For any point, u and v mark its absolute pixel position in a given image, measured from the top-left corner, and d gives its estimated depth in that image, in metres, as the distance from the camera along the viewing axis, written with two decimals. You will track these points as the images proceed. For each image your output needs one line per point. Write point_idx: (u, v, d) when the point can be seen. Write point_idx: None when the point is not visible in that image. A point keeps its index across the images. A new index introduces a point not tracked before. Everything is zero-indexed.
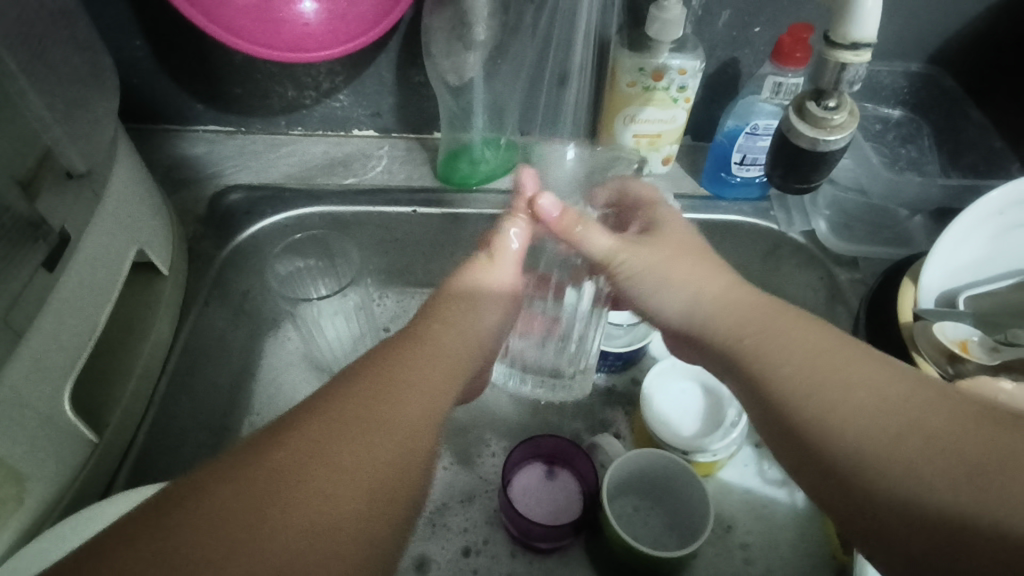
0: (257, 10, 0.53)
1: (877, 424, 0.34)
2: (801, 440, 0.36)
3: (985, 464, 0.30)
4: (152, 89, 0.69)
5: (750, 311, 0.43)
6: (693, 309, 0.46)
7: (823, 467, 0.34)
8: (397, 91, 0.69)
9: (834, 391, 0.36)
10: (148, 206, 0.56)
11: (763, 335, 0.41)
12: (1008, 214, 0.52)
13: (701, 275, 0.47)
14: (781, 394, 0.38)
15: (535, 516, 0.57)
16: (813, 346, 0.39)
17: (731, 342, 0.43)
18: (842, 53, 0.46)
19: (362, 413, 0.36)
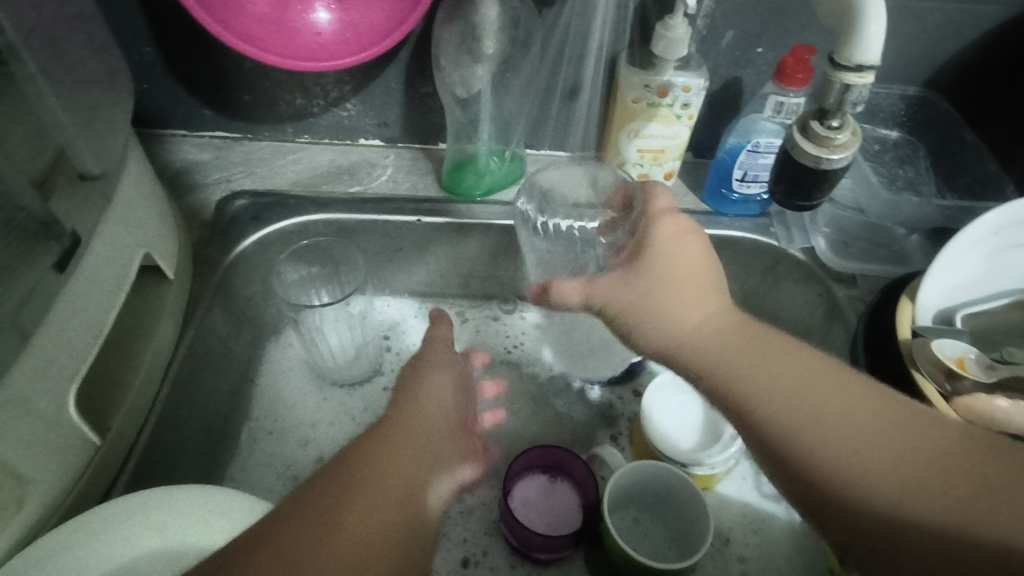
0: (272, 18, 0.54)
1: (870, 459, 0.34)
2: (805, 471, 0.36)
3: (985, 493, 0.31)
4: (160, 93, 0.69)
5: (735, 343, 0.43)
6: (678, 340, 0.46)
7: (835, 501, 0.34)
8: (404, 101, 0.70)
9: (812, 435, 0.36)
10: (155, 209, 0.56)
11: (746, 366, 0.41)
12: (1004, 235, 0.53)
13: (689, 302, 0.47)
14: (772, 427, 0.38)
15: (535, 527, 0.57)
16: (796, 375, 0.39)
17: (717, 374, 0.42)
18: (847, 75, 0.47)
19: (344, 493, 0.39)
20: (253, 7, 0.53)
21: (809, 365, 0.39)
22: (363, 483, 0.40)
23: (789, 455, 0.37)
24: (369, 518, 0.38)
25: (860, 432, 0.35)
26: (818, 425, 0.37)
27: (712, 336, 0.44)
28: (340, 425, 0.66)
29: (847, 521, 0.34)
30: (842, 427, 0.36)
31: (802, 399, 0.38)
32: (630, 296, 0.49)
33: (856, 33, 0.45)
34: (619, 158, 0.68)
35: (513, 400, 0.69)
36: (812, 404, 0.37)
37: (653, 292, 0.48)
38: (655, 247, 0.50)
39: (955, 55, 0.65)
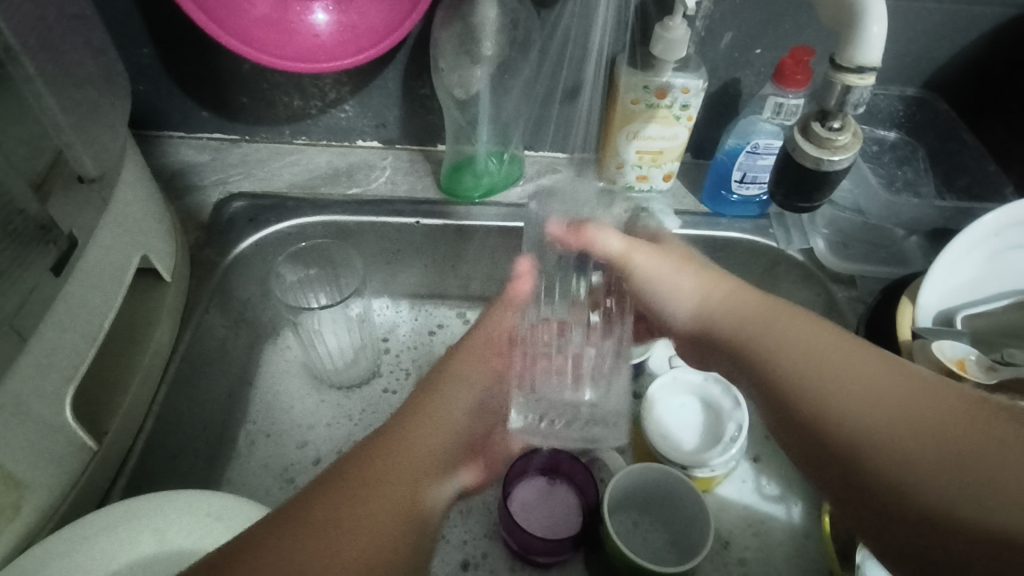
0: (271, 20, 0.54)
1: (890, 425, 0.35)
2: (824, 432, 0.38)
3: (987, 468, 0.31)
4: (157, 95, 0.69)
5: (760, 311, 0.46)
6: (697, 307, 0.51)
7: (846, 462, 0.36)
8: (402, 103, 0.70)
9: (836, 403, 0.38)
10: (152, 212, 0.55)
11: (772, 332, 0.45)
12: (1003, 236, 0.53)
13: (694, 280, 0.52)
14: (796, 392, 0.40)
15: (535, 530, 0.57)
16: (830, 347, 0.41)
17: (739, 335, 0.46)
18: (847, 76, 0.47)
19: (365, 481, 0.40)
20: (251, 8, 0.53)
21: (842, 345, 0.41)
22: (384, 472, 0.41)
23: (810, 419, 0.39)
24: (385, 506, 0.40)
25: (889, 400, 0.36)
26: (856, 392, 0.38)
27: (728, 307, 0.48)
28: (339, 428, 0.65)
29: (861, 486, 0.35)
30: (861, 393, 0.37)
31: (825, 371, 0.40)
32: (652, 270, 0.54)
33: (858, 34, 0.45)
34: (618, 159, 0.68)
35: None
36: (836, 375, 0.39)
37: (674, 274, 0.53)
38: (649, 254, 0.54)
39: (954, 56, 0.65)
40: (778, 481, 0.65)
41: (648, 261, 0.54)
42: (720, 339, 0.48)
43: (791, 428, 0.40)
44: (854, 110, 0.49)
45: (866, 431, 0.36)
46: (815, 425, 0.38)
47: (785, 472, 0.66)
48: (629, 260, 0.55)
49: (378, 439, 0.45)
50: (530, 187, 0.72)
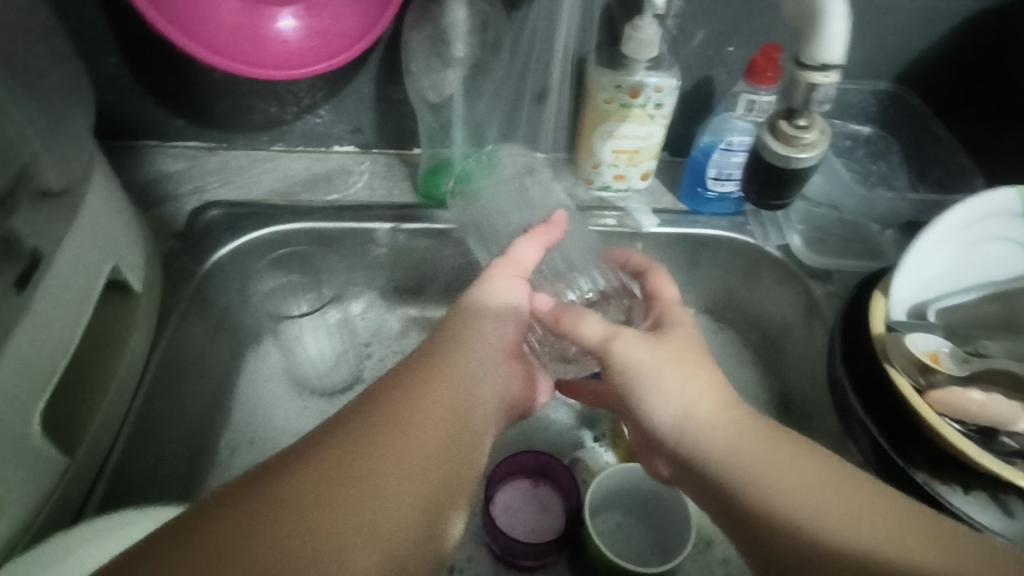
0: (238, 27, 0.53)
1: (818, 512, 0.38)
2: (770, 530, 0.39)
3: (921, 533, 0.37)
4: (128, 104, 0.68)
5: (745, 437, 0.42)
6: (681, 423, 0.44)
7: (787, 548, 0.38)
8: (377, 107, 0.70)
9: (768, 492, 0.40)
10: (123, 223, 0.55)
11: (753, 461, 0.41)
12: (975, 228, 0.54)
13: (682, 380, 0.44)
14: (741, 490, 0.41)
15: (519, 533, 0.57)
16: (761, 436, 0.42)
17: (721, 470, 0.42)
18: (811, 75, 0.47)
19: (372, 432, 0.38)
20: (216, 16, 0.52)
21: (811, 468, 0.41)
22: (397, 429, 0.39)
23: (753, 517, 0.40)
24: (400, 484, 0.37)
25: (814, 482, 0.40)
26: (765, 468, 0.41)
27: (704, 439, 0.43)
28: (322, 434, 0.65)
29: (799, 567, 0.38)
30: (860, 524, 0.38)
31: (756, 464, 0.41)
32: (636, 356, 0.45)
33: (818, 32, 0.45)
34: (594, 159, 0.69)
35: None
36: (801, 485, 0.40)
37: (661, 370, 0.45)
38: (642, 347, 0.46)
39: (925, 50, 0.66)
40: None
41: (636, 352, 0.45)
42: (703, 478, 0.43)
43: (733, 526, 0.41)
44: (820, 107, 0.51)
45: (804, 511, 0.39)
46: (754, 513, 0.40)
47: None
48: (612, 350, 0.46)
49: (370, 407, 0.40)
50: None
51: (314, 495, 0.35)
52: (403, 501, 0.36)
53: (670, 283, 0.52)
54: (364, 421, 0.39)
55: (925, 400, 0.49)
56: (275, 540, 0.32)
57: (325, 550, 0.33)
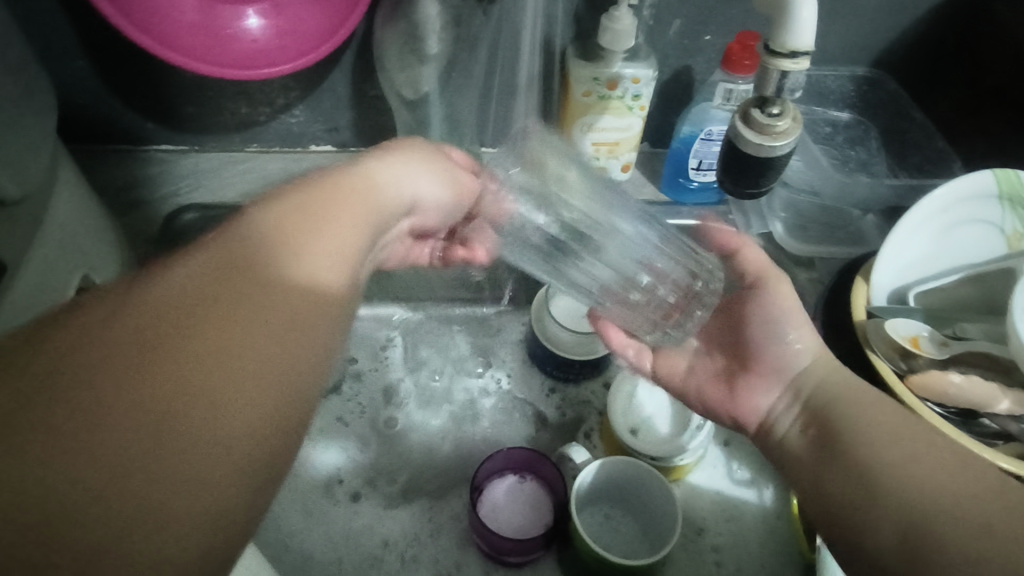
0: (203, 24, 0.52)
1: (918, 483, 0.37)
2: (863, 497, 0.38)
3: (993, 503, 0.35)
4: (97, 109, 0.67)
5: (846, 385, 0.45)
6: (810, 372, 0.46)
7: (867, 510, 0.38)
8: (352, 106, 0.69)
9: (883, 458, 0.39)
10: (91, 231, 0.54)
11: (847, 408, 0.43)
12: (953, 211, 0.54)
13: (811, 333, 0.48)
14: (853, 452, 0.40)
15: (505, 531, 0.57)
16: (893, 413, 0.42)
17: (820, 415, 0.44)
18: (782, 61, 0.47)
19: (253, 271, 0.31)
20: (179, 14, 0.52)
21: (890, 421, 0.41)
22: (289, 254, 0.33)
23: (851, 483, 0.39)
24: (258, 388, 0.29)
25: (926, 456, 0.38)
26: (899, 435, 0.40)
27: (820, 385, 0.45)
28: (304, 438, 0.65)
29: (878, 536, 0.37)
30: (939, 481, 0.37)
31: (879, 434, 0.40)
32: (768, 308, 0.50)
33: (790, 16, 0.45)
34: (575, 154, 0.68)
35: (479, 401, 0.69)
36: (896, 447, 0.39)
37: (785, 316, 0.49)
38: (746, 306, 0.51)
39: (900, 34, 0.66)
40: (748, 466, 0.65)
41: (784, 296, 0.50)
42: (813, 422, 0.44)
43: (821, 497, 0.41)
44: (791, 95, 0.51)
45: (909, 485, 0.37)
46: (858, 476, 0.39)
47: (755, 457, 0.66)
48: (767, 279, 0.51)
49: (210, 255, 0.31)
50: None
51: (174, 312, 0.28)
52: (272, 380, 0.29)
53: (756, 249, 0.54)
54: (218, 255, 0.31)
55: (906, 384, 0.49)
56: (83, 392, 0.25)
57: (203, 391, 0.27)
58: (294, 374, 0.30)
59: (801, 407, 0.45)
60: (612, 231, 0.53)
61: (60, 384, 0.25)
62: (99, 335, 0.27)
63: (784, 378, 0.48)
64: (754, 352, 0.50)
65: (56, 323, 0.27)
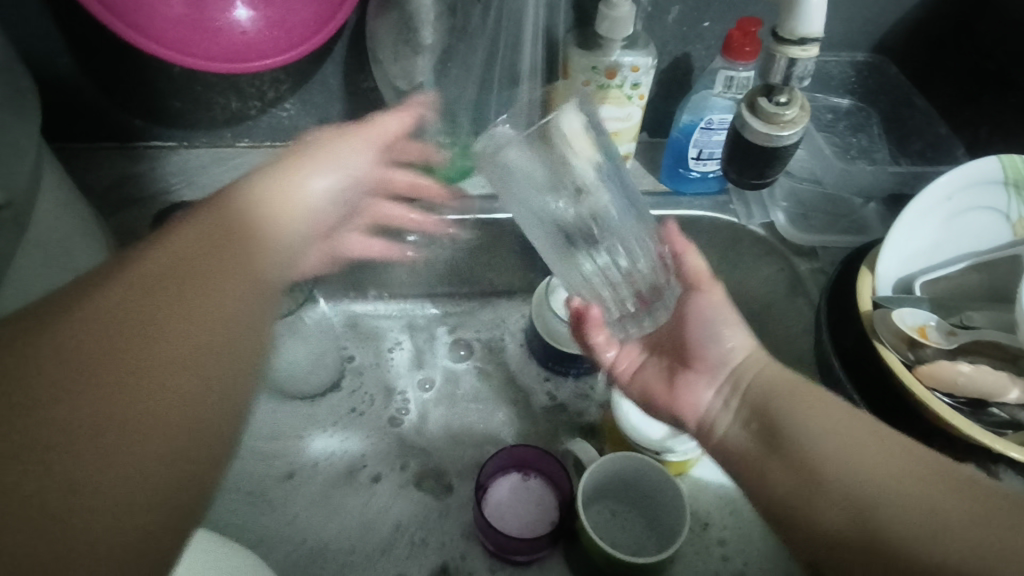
0: (191, 18, 0.50)
1: (865, 475, 0.37)
2: (811, 488, 0.38)
3: (935, 495, 0.35)
4: (83, 105, 0.65)
5: (790, 381, 0.45)
6: (744, 368, 0.47)
7: (822, 507, 0.37)
8: (345, 98, 0.68)
9: (830, 450, 0.39)
10: (81, 233, 0.53)
11: (797, 399, 0.43)
12: (956, 199, 0.53)
13: (739, 327, 0.49)
14: (803, 447, 0.40)
15: (511, 529, 0.56)
16: (833, 406, 0.42)
17: (768, 409, 0.44)
18: (790, 47, 0.48)
19: (208, 263, 0.35)
20: (165, 8, 0.50)
21: (834, 414, 0.41)
22: (253, 245, 0.38)
23: (801, 474, 0.39)
24: (190, 395, 0.32)
25: (872, 450, 0.38)
26: (840, 425, 0.40)
27: (758, 374, 0.46)
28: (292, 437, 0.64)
29: (830, 528, 0.37)
30: (901, 491, 0.36)
31: (826, 428, 0.40)
32: (706, 305, 0.50)
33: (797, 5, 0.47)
34: None
35: (480, 395, 0.68)
36: (846, 451, 0.39)
37: (722, 312, 0.50)
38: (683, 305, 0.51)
39: (900, 18, 0.65)
40: None
41: (716, 299, 0.50)
42: (752, 414, 0.44)
43: (777, 490, 0.40)
44: (801, 83, 0.51)
45: (855, 477, 0.37)
46: (809, 469, 0.39)
47: None
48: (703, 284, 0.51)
49: (201, 223, 0.37)
50: None
51: (163, 277, 0.34)
52: (246, 333, 0.35)
53: (697, 253, 0.53)
54: (193, 240, 0.36)
55: (914, 375, 0.49)
56: (103, 349, 0.30)
57: (177, 377, 0.31)
58: (231, 340, 0.34)
59: (740, 401, 0.45)
60: (607, 223, 0.50)
61: (30, 380, 0.28)
62: (87, 336, 0.30)
63: (720, 376, 0.48)
64: (693, 349, 0.50)
65: (43, 314, 0.30)
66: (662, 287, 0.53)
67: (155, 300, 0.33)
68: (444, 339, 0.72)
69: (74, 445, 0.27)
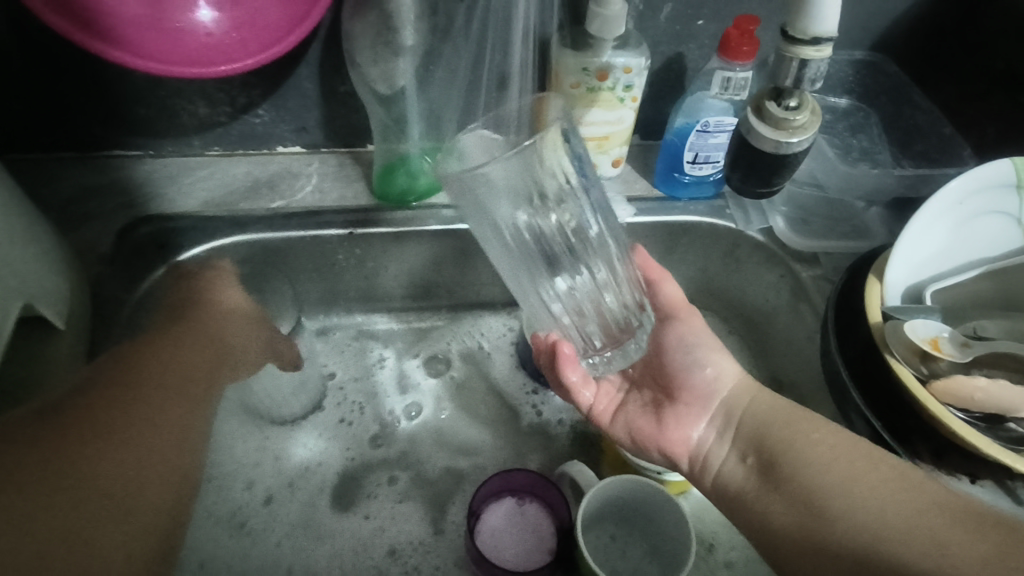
0: (150, 18, 0.46)
1: (867, 505, 0.40)
2: (818, 522, 0.41)
3: (926, 519, 0.38)
4: (41, 114, 0.61)
5: (780, 407, 0.50)
6: (734, 400, 0.51)
7: (831, 540, 0.40)
8: (323, 103, 0.64)
9: (833, 483, 0.42)
10: (37, 254, 0.49)
11: (788, 424, 0.48)
12: (968, 203, 0.51)
13: (719, 355, 0.53)
14: (824, 487, 0.42)
15: (506, 559, 0.53)
16: (845, 444, 0.45)
17: (764, 435, 0.48)
18: (802, 49, 0.44)
19: (167, 393, 0.46)
20: (121, 7, 0.46)
21: (840, 444, 0.45)
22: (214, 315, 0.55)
23: (811, 505, 0.42)
24: (168, 454, 0.44)
25: (876, 481, 0.42)
26: (851, 465, 0.43)
27: (752, 404, 0.50)
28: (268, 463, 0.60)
29: (833, 554, 0.40)
30: (897, 520, 0.39)
31: (836, 467, 0.43)
32: (677, 330, 0.55)
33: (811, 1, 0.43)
34: None
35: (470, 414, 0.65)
36: (846, 481, 0.42)
37: (704, 337, 0.54)
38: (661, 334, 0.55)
39: (900, 15, 0.63)
40: None
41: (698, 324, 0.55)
42: (743, 433, 0.49)
43: (790, 524, 0.43)
44: (811, 85, 0.47)
45: (859, 508, 0.40)
46: (807, 493, 0.43)
47: None
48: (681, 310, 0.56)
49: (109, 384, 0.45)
50: None
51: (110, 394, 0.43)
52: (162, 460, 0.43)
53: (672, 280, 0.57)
54: (193, 356, 0.51)
55: (929, 391, 0.46)
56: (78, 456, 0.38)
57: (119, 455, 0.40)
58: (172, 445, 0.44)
59: (732, 432, 0.50)
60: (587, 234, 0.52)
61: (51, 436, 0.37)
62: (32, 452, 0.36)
63: (711, 407, 0.52)
64: (676, 381, 0.54)
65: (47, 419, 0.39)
66: (637, 323, 0.55)
67: (119, 401, 0.44)
68: (419, 360, 0.68)
69: (72, 452, 0.38)
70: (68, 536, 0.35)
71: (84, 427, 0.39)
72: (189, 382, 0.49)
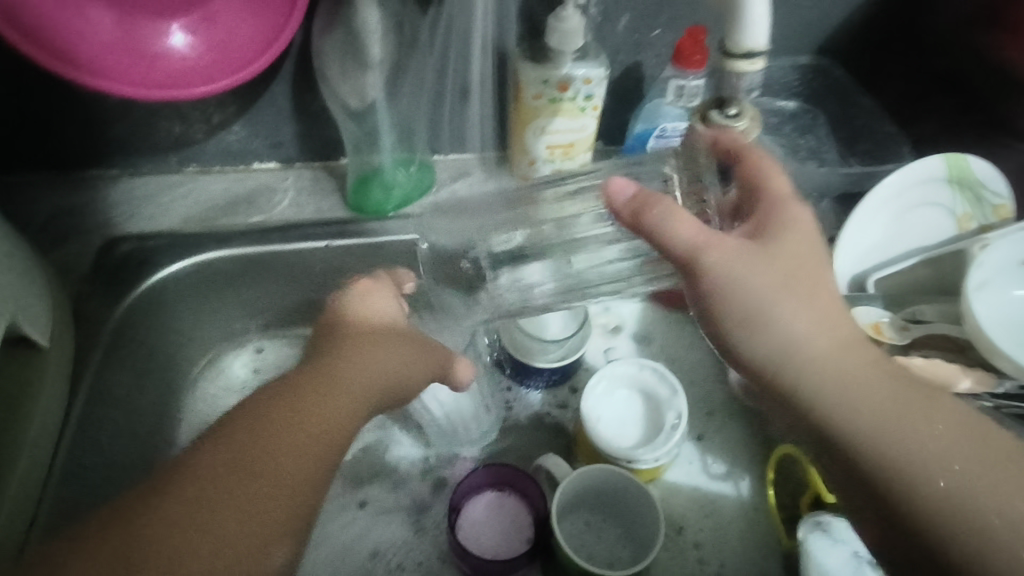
0: (125, 44, 0.49)
1: (916, 450, 0.38)
2: (886, 484, 0.39)
3: (990, 464, 0.38)
4: (18, 137, 0.63)
5: (827, 339, 0.41)
6: (797, 345, 0.42)
7: (890, 494, 0.38)
8: (296, 118, 0.66)
9: (871, 429, 0.39)
10: (20, 275, 0.50)
11: (800, 349, 0.42)
12: (905, 197, 0.54)
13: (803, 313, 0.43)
14: (858, 436, 0.39)
15: (487, 551, 0.56)
16: (868, 376, 0.41)
17: (769, 364, 0.43)
18: (737, 61, 0.47)
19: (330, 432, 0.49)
20: (95, 34, 0.48)
21: (869, 379, 0.41)
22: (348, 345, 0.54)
23: (860, 467, 0.39)
24: (299, 492, 0.45)
25: (915, 421, 0.39)
26: (882, 402, 0.40)
27: (809, 369, 0.41)
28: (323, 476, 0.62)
29: (908, 513, 0.38)
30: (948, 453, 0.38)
31: (866, 415, 0.40)
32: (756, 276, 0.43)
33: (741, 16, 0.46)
34: (529, 156, 0.69)
35: None
36: (877, 425, 0.39)
37: (781, 284, 0.43)
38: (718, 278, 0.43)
39: None
40: (723, 458, 0.66)
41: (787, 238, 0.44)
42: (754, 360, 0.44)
43: (843, 474, 0.41)
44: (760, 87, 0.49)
45: (911, 448, 0.39)
46: (845, 446, 0.40)
47: (729, 448, 0.67)
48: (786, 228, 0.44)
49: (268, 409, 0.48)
50: (443, 194, 0.71)
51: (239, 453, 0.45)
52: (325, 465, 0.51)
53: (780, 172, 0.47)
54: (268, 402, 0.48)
55: None
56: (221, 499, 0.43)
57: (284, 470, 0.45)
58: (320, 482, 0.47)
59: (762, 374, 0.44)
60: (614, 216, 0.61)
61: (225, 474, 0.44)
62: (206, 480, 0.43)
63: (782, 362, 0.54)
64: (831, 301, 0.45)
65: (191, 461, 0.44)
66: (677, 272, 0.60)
67: (204, 476, 0.43)
68: None
69: (183, 539, 0.40)
70: (169, 560, 0.39)
71: (235, 475, 0.44)
72: (269, 452, 0.46)
